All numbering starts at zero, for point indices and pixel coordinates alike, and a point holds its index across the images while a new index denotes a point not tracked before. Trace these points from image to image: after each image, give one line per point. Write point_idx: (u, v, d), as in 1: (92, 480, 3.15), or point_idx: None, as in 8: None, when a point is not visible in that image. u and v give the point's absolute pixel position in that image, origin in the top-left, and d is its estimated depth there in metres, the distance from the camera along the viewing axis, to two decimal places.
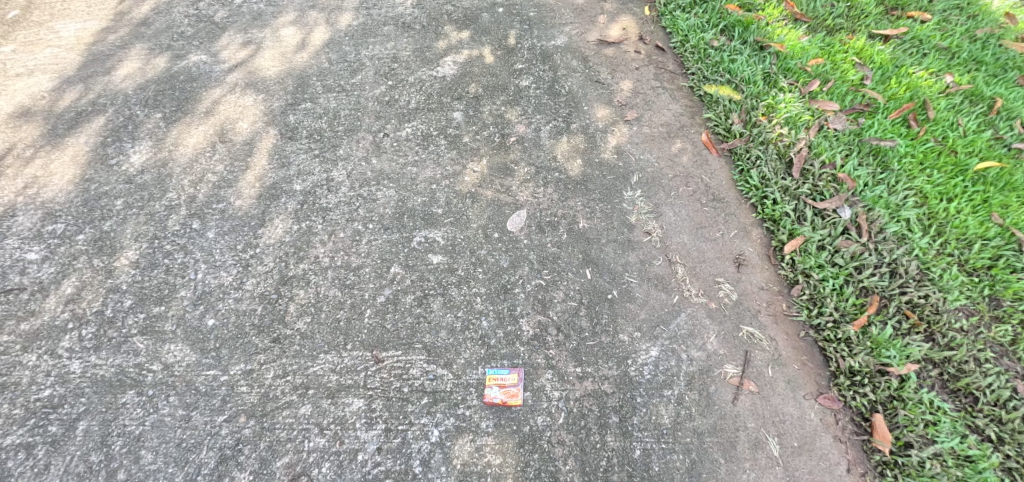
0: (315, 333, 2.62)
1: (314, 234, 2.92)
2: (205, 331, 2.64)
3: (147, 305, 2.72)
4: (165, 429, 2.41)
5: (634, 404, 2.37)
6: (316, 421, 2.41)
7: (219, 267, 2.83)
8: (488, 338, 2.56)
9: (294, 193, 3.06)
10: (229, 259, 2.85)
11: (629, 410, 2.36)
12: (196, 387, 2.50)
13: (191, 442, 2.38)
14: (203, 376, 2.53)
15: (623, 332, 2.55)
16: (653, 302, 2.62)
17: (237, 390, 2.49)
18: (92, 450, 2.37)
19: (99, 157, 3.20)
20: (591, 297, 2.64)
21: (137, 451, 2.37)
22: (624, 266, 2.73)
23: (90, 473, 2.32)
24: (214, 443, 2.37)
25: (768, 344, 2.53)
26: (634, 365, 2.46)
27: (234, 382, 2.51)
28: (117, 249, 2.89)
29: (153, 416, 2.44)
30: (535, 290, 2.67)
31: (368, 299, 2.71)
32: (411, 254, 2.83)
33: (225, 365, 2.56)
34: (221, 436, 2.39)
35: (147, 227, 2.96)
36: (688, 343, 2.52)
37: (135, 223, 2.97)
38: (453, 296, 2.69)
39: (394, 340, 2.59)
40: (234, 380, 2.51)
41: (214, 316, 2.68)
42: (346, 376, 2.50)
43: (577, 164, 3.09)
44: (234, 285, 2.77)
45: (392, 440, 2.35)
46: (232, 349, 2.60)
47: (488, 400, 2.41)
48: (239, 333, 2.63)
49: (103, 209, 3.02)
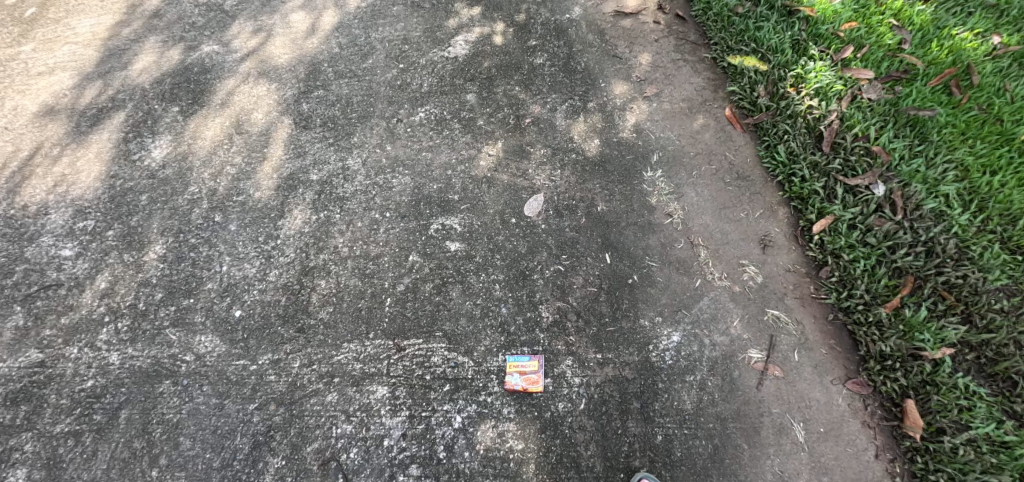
0: (338, 322, 2.75)
1: (332, 224, 3.01)
2: (233, 321, 2.77)
3: (177, 298, 2.84)
4: (201, 417, 2.57)
5: (655, 389, 2.34)
6: (342, 408, 2.54)
7: (243, 259, 2.94)
8: (508, 324, 2.56)
9: (311, 183, 3.13)
10: (252, 251, 2.96)
11: (654, 396, 2.33)
12: (227, 376, 2.65)
13: (225, 429, 2.54)
14: (233, 366, 2.67)
15: (643, 316, 2.48)
16: (674, 286, 2.52)
17: (265, 379, 2.63)
18: (135, 437, 2.52)
19: (121, 153, 3.27)
20: (611, 282, 2.56)
21: (176, 438, 2.53)
22: (643, 249, 2.61)
23: (134, 458, 2.49)
24: (247, 430, 2.53)
25: (795, 327, 2.43)
26: (656, 350, 2.41)
27: (262, 371, 2.65)
28: (145, 244, 2.98)
29: (189, 405, 2.59)
30: (554, 276, 2.61)
31: (388, 288, 2.80)
32: (428, 241, 2.88)
33: (253, 355, 2.69)
34: (253, 423, 2.54)
35: (172, 222, 3.05)
36: (711, 328, 2.44)
37: (161, 217, 3.06)
38: (472, 283, 2.70)
39: (414, 328, 2.66)
40: (263, 370, 2.65)
41: (241, 308, 2.81)
42: (369, 364, 2.62)
43: (594, 144, 2.96)
44: (258, 276, 2.89)
45: (416, 426, 2.44)
46: (260, 339, 2.73)
47: (510, 387, 2.42)
48: (266, 323, 2.76)
49: (129, 205, 3.10)
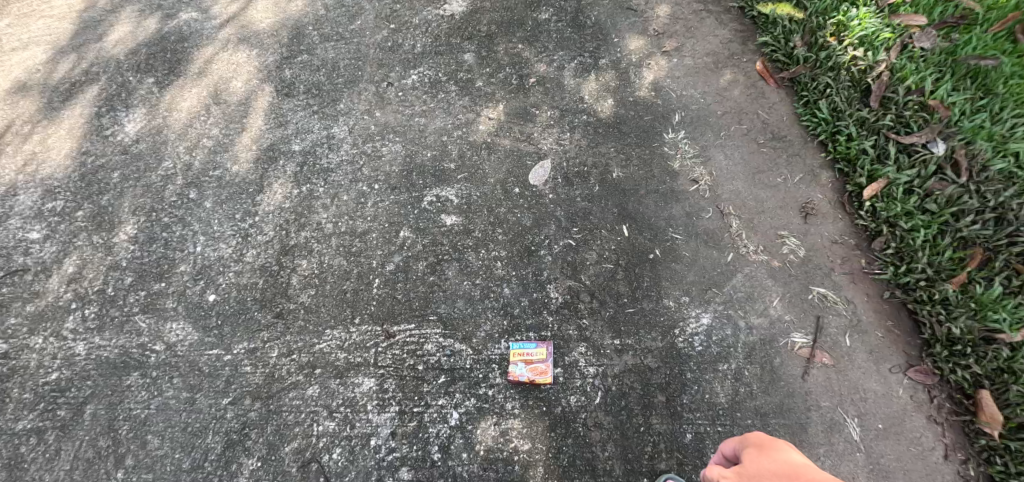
0: (320, 306, 2.43)
1: (315, 198, 2.68)
2: (207, 307, 2.46)
3: (148, 282, 2.53)
4: (170, 413, 2.27)
5: (683, 380, 2.02)
6: (324, 403, 2.23)
7: (218, 239, 2.62)
8: (512, 307, 2.24)
9: (293, 154, 2.80)
10: (227, 230, 2.64)
11: (681, 388, 2.02)
12: (199, 368, 2.34)
13: (196, 426, 2.24)
14: (205, 356, 2.37)
15: (668, 296, 2.15)
16: (703, 261, 2.20)
17: (240, 370, 2.33)
18: (101, 435, 2.24)
19: (93, 128, 2.93)
20: (629, 258, 2.23)
21: (144, 436, 2.24)
22: (667, 221, 2.28)
23: (99, 458, 2.20)
24: (219, 427, 2.23)
25: (845, 307, 2.11)
26: (683, 335, 2.09)
27: (237, 362, 2.34)
28: (116, 223, 2.67)
29: (158, 399, 2.30)
30: (564, 252, 2.29)
31: (376, 268, 2.48)
32: (422, 215, 2.56)
33: (227, 344, 2.39)
34: (226, 420, 2.24)
35: (144, 199, 2.72)
36: (746, 309, 2.11)
37: (133, 195, 2.73)
38: (470, 261, 2.38)
39: (405, 312, 2.35)
40: (237, 360, 2.35)
41: (215, 292, 2.50)
42: (355, 353, 2.31)
43: (608, 104, 2.62)
44: (234, 257, 2.57)
45: (407, 423, 2.14)
46: (235, 325, 2.42)
47: (514, 379, 2.10)
48: (242, 308, 2.45)
49: (100, 182, 2.77)
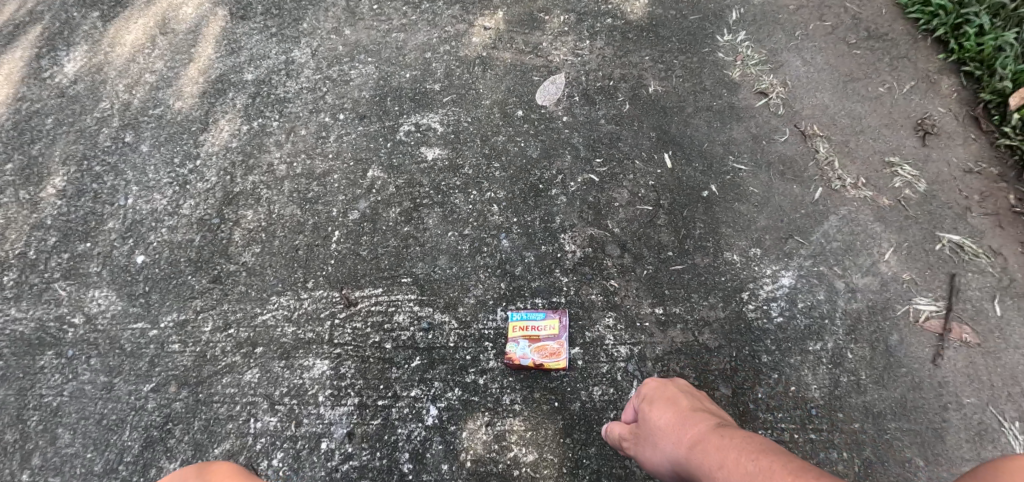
0: (266, 267, 1.85)
1: (267, 134, 2.08)
2: (135, 271, 1.90)
3: (72, 242, 1.96)
4: (85, 401, 1.73)
5: (756, 366, 1.42)
6: (265, 392, 1.67)
7: (153, 189, 2.04)
8: (512, 265, 1.65)
9: (244, 84, 2.19)
10: (163, 177, 2.05)
11: (752, 377, 1.42)
12: (121, 346, 1.79)
13: (113, 419, 1.70)
14: (130, 331, 1.81)
15: (730, 247, 1.55)
16: (780, 200, 1.59)
17: (167, 349, 1.77)
18: (6, 428, 1.71)
19: (32, 70, 2.29)
20: (673, 196, 1.63)
21: (54, 430, 1.70)
22: (725, 146, 1.67)
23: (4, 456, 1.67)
24: (139, 422, 1.68)
25: (989, 261, 1.48)
26: (754, 301, 1.49)
27: (165, 338, 1.78)
28: (45, 177, 2.08)
29: (73, 384, 1.75)
30: (584, 191, 1.69)
31: (337, 218, 1.89)
32: (396, 150, 1.95)
33: (156, 315, 1.82)
34: (147, 412, 1.69)
35: (77, 146, 2.13)
36: (844, 264, 1.50)
37: (66, 142, 2.14)
38: (457, 206, 1.78)
39: (371, 272, 1.76)
40: (165, 336, 1.79)
41: (144, 252, 1.93)
42: (306, 327, 1.73)
43: (640, 4, 1.98)
44: (169, 209, 1.99)
45: (370, 422, 1.57)
46: (164, 292, 1.85)
47: (515, 363, 1.52)
48: (173, 271, 1.88)
49: (34, 130, 2.18)
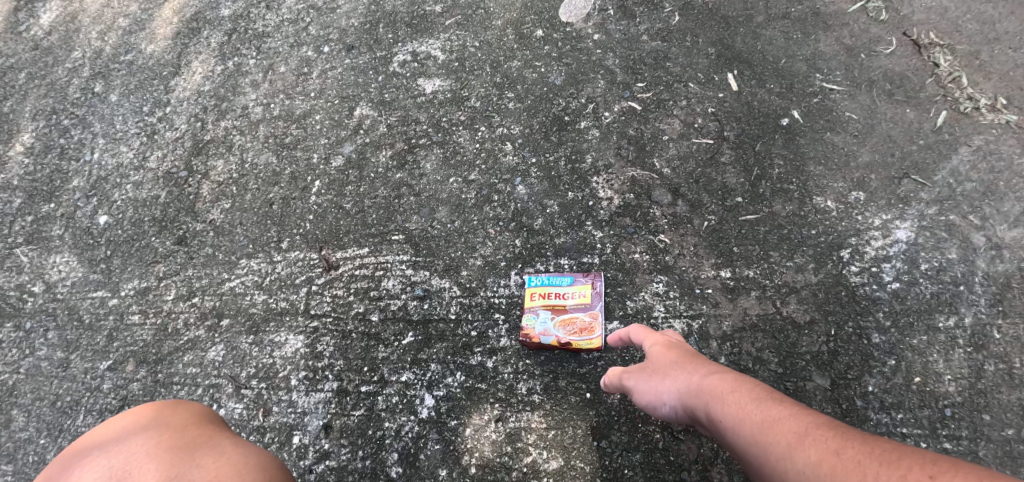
0: (237, 226, 1.49)
1: (244, 75, 1.68)
2: (98, 233, 1.55)
3: (37, 204, 1.62)
4: (41, 380, 1.41)
5: (864, 350, 1.09)
6: (230, 372, 1.33)
7: (120, 141, 1.66)
8: (532, 219, 1.31)
9: (222, 21, 1.77)
10: (132, 128, 1.67)
11: (857, 363, 1.08)
12: (79, 317, 1.46)
13: (68, 401, 1.38)
14: (89, 300, 1.48)
15: (822, 190, 1.21)
16: (887, 128, 1.23)
17: (128, 321, 1.44)
18: None
19: (6, 24, 1.89)
20: (744, 126, 1.29)
21: (9, 411, 1.39)
22: (809, 62, 1.32)
23: None
24: (94, 404, 1.37)
25: None
26: (859, 264, 1.14)
27: (125, 308, 1.45)
28: (15, 133, 1.73)
29: (30, 361, 1.43)
30: (626, 121, 1.35)
31: (317, 166, 1.51)
32: (388, 84, 1.57)
33: (118, 282, 1.49)
34: (103, 394, 1.37)
35: (48, 101, 1.76)
36: (982, 213, 1.14)
37: (37, 98, 1.77)
38: (462, 146, 1.43)
39: (353, 228, 1.42)
40: (125, 306, 1.45)
41: (108, 212, 1.57)
42: (277, 295, 1.39)
43: None
44: (135, 163, 1.62)
45: (351, 413, 1.24)
46: (127, 256, 1.51)
47: (534, 342, 1.19)
48: (138, 233, 1.53)
49: (6, 87, 1.80)
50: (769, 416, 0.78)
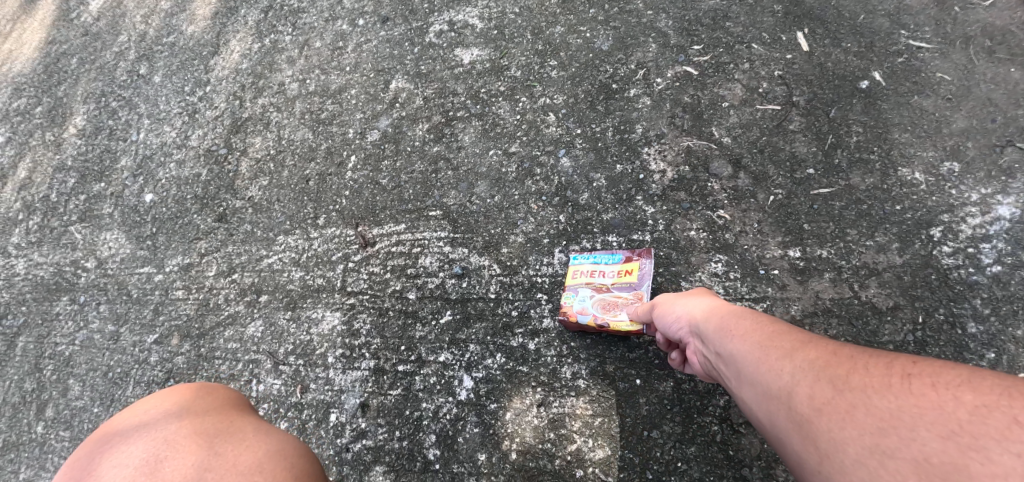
0: (274, 201, 1.46)
1: (280, 51, 1.64)
2: (144, 210, 1.55)
3: (88, 183, 1.63)
4: (94, 352, 1.43)
5: (957, 340, 0.97)
6: (269, 348, 1.31)
7: (163, 120, 1.66)
8: (578, 193, 1.23)
9: None
10: (174, 107, 1.67)
11: (949, 355, 0.96)
12: (127, 292, 1.47)
13: (118, 372, 1.39)
14: (136, 276, 1.48)
15: (909, 160, 1.08)
16: (989, 89, 1.10)
17: (172, 296, 1.44)
18: (28, 376, 1.44)
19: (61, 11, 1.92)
20: (815, 90, 1.17)
21: (65, 381, 1.42)
22: (893, 18, 1.18)
23: (24, 404, 1.41)
24: (142, 377, 1.38)
25: None
26: (953, 244, 1.02)
27: (169, 284, 1.45)
28: (68, 116, 1.75)
29: (83, 334, 1.46)
30: (682, 87, 1.25)
31: (352, 140, 1.47)
32: (424, 56, 1.50)
33: (162, 258, 1.49)
34: (150, 367, 1.38)
35: (98, 83, 1.77)
36: None
37: (88, 80, 1.78)
38: (503, 118, 1.35)
39: (391, 204, 1.37)
40: (169, 281, 1.45)
41: (153, 190, 1.57)
42: (314, 272, 1.36)
43: None
44: (177, 141, 1.62)
45: (388, 392, 1.20)
46: (171, 233, 1.51)
47: (570, 320, 1.11)
48: (181, 210, 1.52)
49: (60, 72, 1.82)
50: (775, 332, 0.78)
